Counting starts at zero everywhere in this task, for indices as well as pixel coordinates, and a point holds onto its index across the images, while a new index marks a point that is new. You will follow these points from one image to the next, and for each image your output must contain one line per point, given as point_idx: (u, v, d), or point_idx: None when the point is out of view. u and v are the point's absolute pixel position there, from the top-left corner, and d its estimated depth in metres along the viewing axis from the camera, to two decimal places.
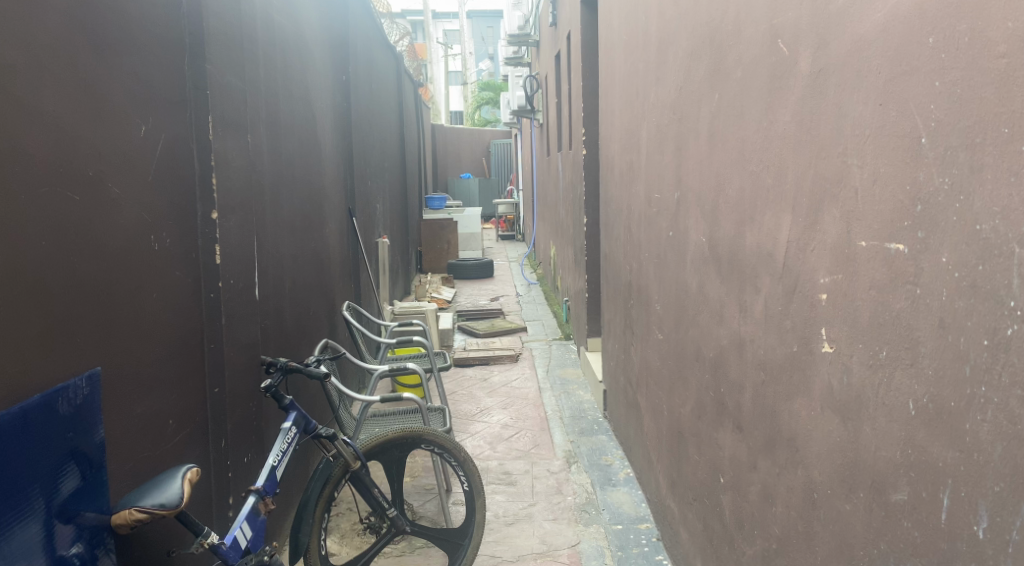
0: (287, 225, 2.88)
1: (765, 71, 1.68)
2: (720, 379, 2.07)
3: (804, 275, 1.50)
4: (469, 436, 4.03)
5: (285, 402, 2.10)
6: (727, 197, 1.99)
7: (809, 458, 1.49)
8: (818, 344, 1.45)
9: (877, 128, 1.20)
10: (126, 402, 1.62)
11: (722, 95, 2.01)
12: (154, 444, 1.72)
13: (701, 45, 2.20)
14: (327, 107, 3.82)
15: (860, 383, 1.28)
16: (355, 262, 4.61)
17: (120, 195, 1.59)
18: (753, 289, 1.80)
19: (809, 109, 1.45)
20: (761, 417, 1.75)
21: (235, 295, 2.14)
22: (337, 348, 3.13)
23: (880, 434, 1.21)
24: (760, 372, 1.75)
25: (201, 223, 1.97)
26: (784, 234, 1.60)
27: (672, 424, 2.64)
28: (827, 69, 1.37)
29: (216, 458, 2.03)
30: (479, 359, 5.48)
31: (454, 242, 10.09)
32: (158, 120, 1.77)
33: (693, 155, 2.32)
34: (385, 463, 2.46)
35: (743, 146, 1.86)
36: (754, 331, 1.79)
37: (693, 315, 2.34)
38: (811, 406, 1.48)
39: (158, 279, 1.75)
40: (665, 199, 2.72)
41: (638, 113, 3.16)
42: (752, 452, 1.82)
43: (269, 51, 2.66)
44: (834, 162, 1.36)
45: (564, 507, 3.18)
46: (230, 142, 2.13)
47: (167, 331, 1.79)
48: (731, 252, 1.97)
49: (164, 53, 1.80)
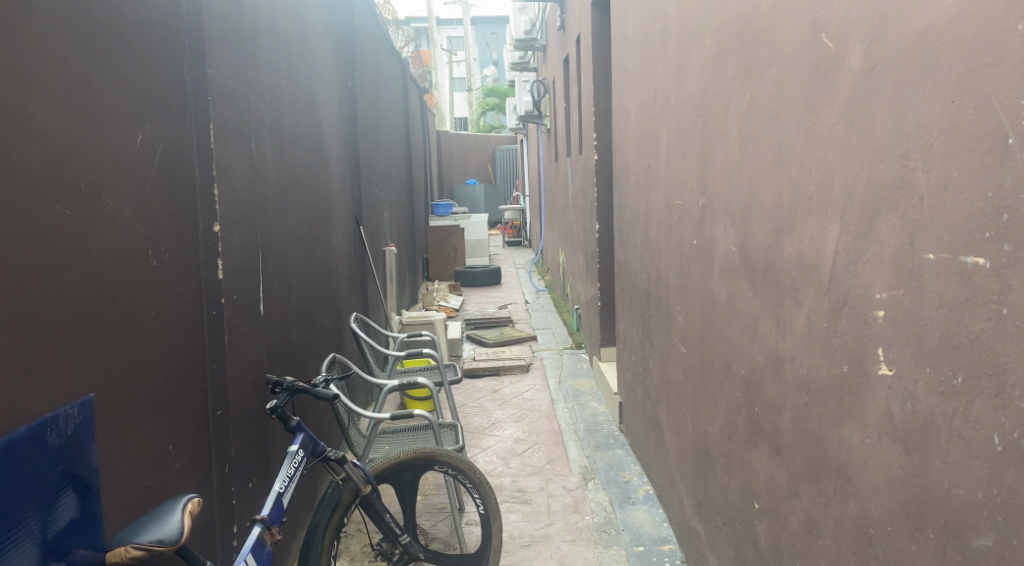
0: (293, 235, 2.76)
1: (806, 69, 1.57)
2: (754, 398, 1.95)
3: (855, 290, 1.38)
4: (481, 451, 3.90)
5: (292, 424, 1.99)
6: (762, 205, 1.87)
7: (864, 491, 1.36)
8: (873, 365, 1.32)
9: (949, 128, 1.08)
10: (122, 430, 1.50)
11: (755, 96, 1.89)
12: (154, 473, 1.61)
13: (728, 44, 2.09)
14: (333, 112, 3.71)
15: (928, 410, 1.15)
16: (362, 270, 4.50)
17: (115, 208, 1.48)
18: (793, 303, 1.68)
19: (861, 110, 1.34)
20: (803, 441, 1.63)
21: (239, 311, 2.02)
22: (346, 363, 3.02)
23: (955, 470, 1.08)
24: (803, 393, 1.62)
25: (203, 236, 1.85)
26: (830, 244, 1.48)
27: (697, 442, 2.51)
28: (883, 64, 1.25)
29: (219, 485, 1.90)
30: (489, 369, 5.36)
31: (461, 250, 10.00)
32: (158, 127, 1.65)
33: (721, 161, 2.21)
34: (396, 486, 2.34)
35: (779, 149, 1.74)
36: (795, 349, 1.67)
37: (721, 328, 2.22)
38: (866, 433, 1.35)
39: (156, 297, 1.63)
40: (688, 204, 2.60)
41: (656, 118, 3.06)
42: (793, 478, 1.70)
43: (274, 56, 2.55)
44: (893, 166, 1.24)
45: (582, 527, 3.05)
46: (234, 151, 2.02)
47: (166, 352, 1.67)
48: (765, 262, 1.85)
49: (164, 56, 1.69)
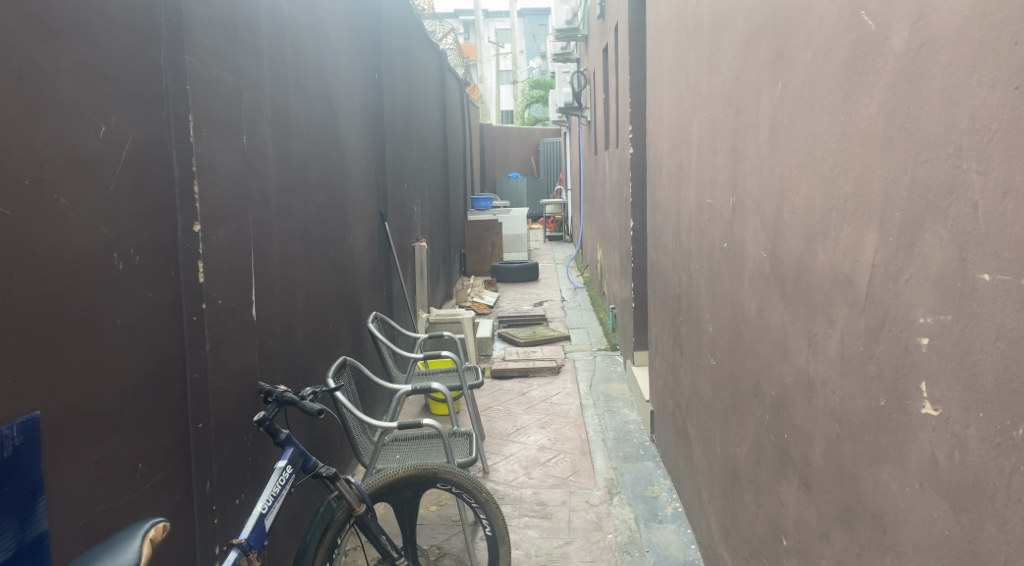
0: (299, 233, 2.65)
1: (842, 53, 1.36)
2: (783, 423, 1.74)
3: (895, 311, 1.17)
4: (502, 459, 3.76)
5: (280, 438, 1.89)
6: (794, 207, 1.66)
7: (903, 548, 1.16)
8: (914, 403, 1.11)
9: (1012, 120, 0.87)
10: (79, 450, 1.39)
11: (788, 83, 1.68)
12: (118, 493, 1.51)
13: (761, 26, 1.88)
14: (352, 104, 3.59)
15: (980, 464, 0.94)
16: (386, 268, 4.39)
17: (69, 208, 1.37)
18: (825, 320, 1.47)
19: (905, 99, 1.13)
20: (835, 480, 1.42)
21: (225, 317, 1.91)
22: (357, 368, 2.91)
23: (1014, 542, 0.88)
24: (835, 424, 1.42)
25: (183, 236, 1.74)
26: (867, 255, 1.27)
27: (726, 464, 2.31)
28: (931, 44, 1.05)
29: (200, 503, 1.79)
30: (519, 370, 5.19)
31: (498, 245, 9.88)
32: (126, 119, 1.54)
33: (752, 156, 2.00)
34: (397, 505, 2.21)
35: (813, 144, 1.53)
36: (826, 373, 1.46)
37: (750, 341, 2.01)
38: (906, 480, 1.14)
39: (124, 304, 1.53)
40: (719, 203, 2.40)
41: (689, 109, 2.84)
42: (823, 519, 1.49)
43: (277, 45, 2.44)
44: (942, 167, 1.03)
45: (603, 547, 2.88)
46: (220, 147, 1.91)
47: (136, 363, 1.56)
48: (797, 273, 1.64)
49: (134, 42, 1.57)
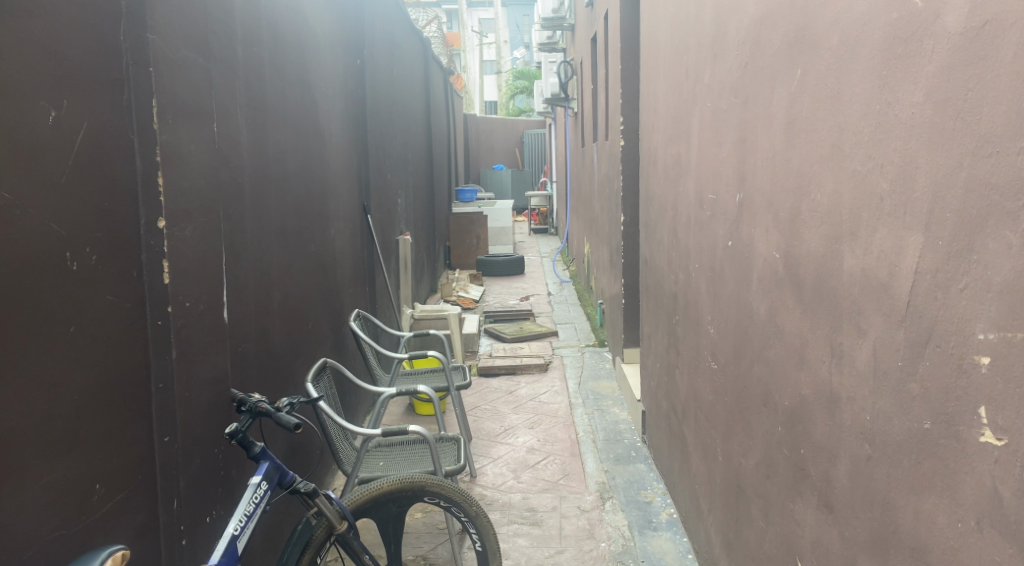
0: (275, 227, 2.48)
1: (879, 36, 1.22)
2: (799, 436, 1.62)
3: (947, 324, 1.04)
4: (490, 462, 3.62)
5: (254, 451, 1.73)
6: (814, 204, 1.53)
7: None
8: (971, 429, 0.99)
9: None
10: (23, 475, 1.23)
11: (809, 70, 1.55)
12: (71, 520, 1.35)
13: (776, 8, 1.74)
14: (333, 90, 3.41)
15: None
16: (369, 263, 4.22)
17: (11, 202, 1.21)
18: (853, 330, 1.34)
19: (962, 85, 1.00)
20: (864, 505, 1.30)
21: (193, 320, 1.75)
22: (337, 370, 2.75)
23: None
24: (865, 445, 1.30)
25: (146, 233, 1.56)
26: (910, 260, 1.14)
27: (729, 474, 2.19)
28: (998, 20, 0.91)
29: (166, 523, 1.64)
30: (506, 368, 5.05)
31: (483, 238, 9.76)
32: (81, 102, 1.37)
33: (763, 148, 1.87)
34: (380, 520, 2.06)
35: (839, 137, 1.40)
36: (855, 388, 1.34)
37: (760, 346, 1.89)
38: (957, 516, 1.02)
39: (77, 311, 1.36)
40: (723, 198, 2.26)
41: (689, 98, 2.70)
42: (848, 545, 1.37)
43: (252, 26, 2.27)
44: (1012, 162, 0.90)
45: (596, 556, 2.76)
46: (188, 134, 1.74)
47: (92, 375, 1.40)
48: (818, 276, 1.51)
49: (90, 15, 1.40)
